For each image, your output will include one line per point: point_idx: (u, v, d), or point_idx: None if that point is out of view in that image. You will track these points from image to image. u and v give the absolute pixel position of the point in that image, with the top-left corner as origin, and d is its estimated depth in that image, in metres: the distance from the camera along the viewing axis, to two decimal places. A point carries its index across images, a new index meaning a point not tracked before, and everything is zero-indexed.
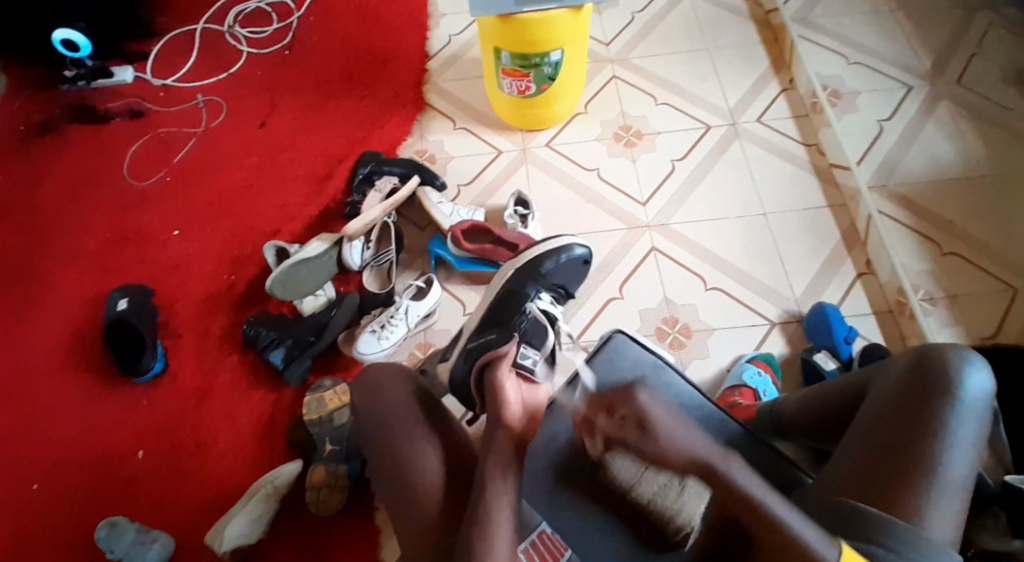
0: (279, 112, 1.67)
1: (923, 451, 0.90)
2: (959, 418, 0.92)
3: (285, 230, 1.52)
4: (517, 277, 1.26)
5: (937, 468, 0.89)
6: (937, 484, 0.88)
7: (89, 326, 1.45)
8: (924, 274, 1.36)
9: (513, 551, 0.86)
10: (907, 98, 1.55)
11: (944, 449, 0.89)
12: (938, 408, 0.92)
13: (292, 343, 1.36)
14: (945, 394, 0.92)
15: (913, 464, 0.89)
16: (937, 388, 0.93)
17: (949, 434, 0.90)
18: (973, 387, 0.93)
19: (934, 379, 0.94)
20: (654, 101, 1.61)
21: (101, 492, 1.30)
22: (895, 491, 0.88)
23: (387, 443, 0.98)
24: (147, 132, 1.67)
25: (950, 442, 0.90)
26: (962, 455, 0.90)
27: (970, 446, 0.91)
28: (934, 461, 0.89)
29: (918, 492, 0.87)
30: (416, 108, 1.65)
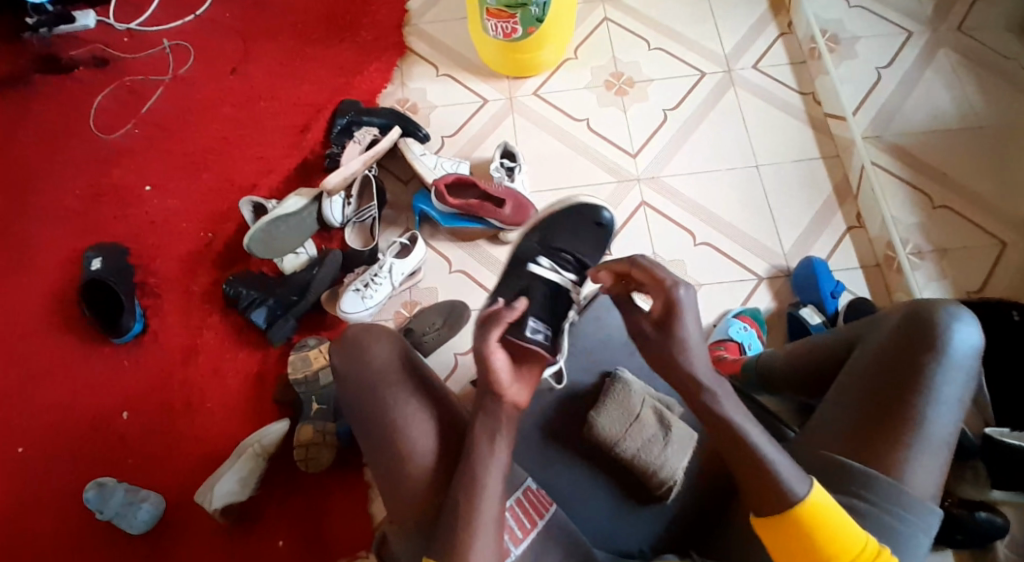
0: (252, 58, 1.59)
1: (909, 405, 0.88)
2: (946, 373, 0.89)
3: (263, 184, 1.47)
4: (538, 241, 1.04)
5: (923, 423, 0.87)
6: (922, 438, 0.87)
7: (66, 286, 1.42)
8: (914, 228, 1.34)
9: (488, 528, 0.82)
10: (907, 44, 1.50)
11: (930, 404, 0.88)
12: (926, 364, 0.89)
13: (275, 303, 1.34)
14: (933, 348, 0.90)
15: (899, 419, 0.88)
16: (926, 343, 0.91)
17: (936, 389, 0.88)
18: (962, 342, 0.91)
19: (922, 334, 0.91)
20: (646, 46, 1.55)
21: (89, 454, 1.29)
22: (880, 446, 0.87)
23: (372, 410, 0.95)
24: (113, 80, 1.59)
25: (937, 397, 0.88)
26: (948, 410, 0.88)
27: (958, 401, 0.89)
28: (920, 417, 0.87)
29: (903, 446, 0.86)
30: (396, 53, 1.58)
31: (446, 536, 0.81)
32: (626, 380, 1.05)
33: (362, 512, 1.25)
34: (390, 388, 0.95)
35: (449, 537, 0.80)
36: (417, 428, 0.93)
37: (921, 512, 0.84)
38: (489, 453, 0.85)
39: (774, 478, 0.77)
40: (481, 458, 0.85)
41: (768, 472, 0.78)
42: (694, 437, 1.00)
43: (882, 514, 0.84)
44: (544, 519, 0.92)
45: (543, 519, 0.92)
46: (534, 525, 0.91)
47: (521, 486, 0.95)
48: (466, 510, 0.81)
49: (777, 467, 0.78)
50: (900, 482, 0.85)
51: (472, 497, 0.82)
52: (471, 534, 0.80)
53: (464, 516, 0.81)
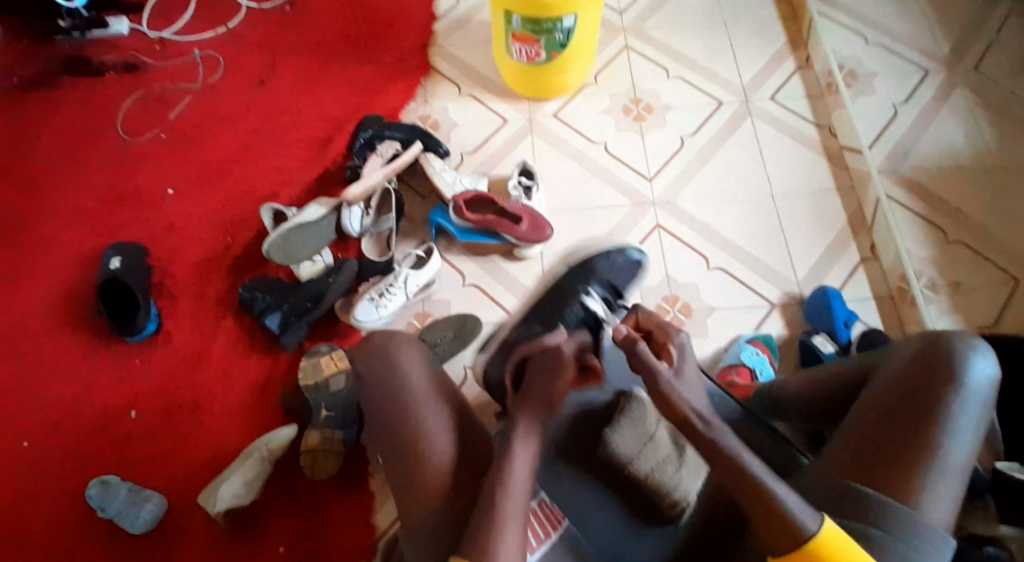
0: (279, 71, 1.63)
1: (926, 434, 0.88)
2: (963, 404, 0.89)
3: (283, 193, 1.49)
4: (572, 275, 1.25)
5: (940, 452, 0.86)
6: (939, 467, 0.86)
7: (83, 284, 1.43)
8: (928, 262, 1.35)
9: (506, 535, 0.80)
10: (923, 81, 1.52)
11: (946, 433, 0.87)
12: (942, 394, 0.89)
13: (288, 309, 1.35)
14: (950, 379, 0.90)
15: (915, 447, 0.87)
16: (942, 374, 0.91)
17: (952, 420, 0.88)
18: (978, 375, 0.91)
19: (938, 365, 0.92)
20: (665, 75, 1.58)
21: (94, 450, 1.29)
22: (896, 473, 0.86)
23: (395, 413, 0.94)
24: (143, 87, 1.63)
25: (953, 427, 0.88)
26: (964, 441, 0.87)
27: (973, 433, 0.88)
28: (935, 446, 0.87)
29: (919, 475, 0.85)
30: (420, 72, 1.62)
31: (470, 536, 0.80)
32: (639, 399, 1.05)
33: (364, 523, 1.24)
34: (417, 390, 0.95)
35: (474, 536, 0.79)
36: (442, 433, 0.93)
37: (936, 542, 0.83)
38: (516, 462, 0.86)
39: (792, 518, 0.74)
40: (508, 460, 0.86)
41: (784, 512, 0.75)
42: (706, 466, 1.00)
43: (895, 542, 0.82)
44: (558, 532, 0.93)
45: (558, 530, 0.92)
46: (548, 536, 0.92)
47: (536, 498, 0.96)
48: (494, 513, 0.81)
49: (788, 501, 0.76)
50: (916, 510, 0.84)
51: (497, 507, 0.81)
52: (495, 537, 0.79)
53: (491, 517, 0.80)
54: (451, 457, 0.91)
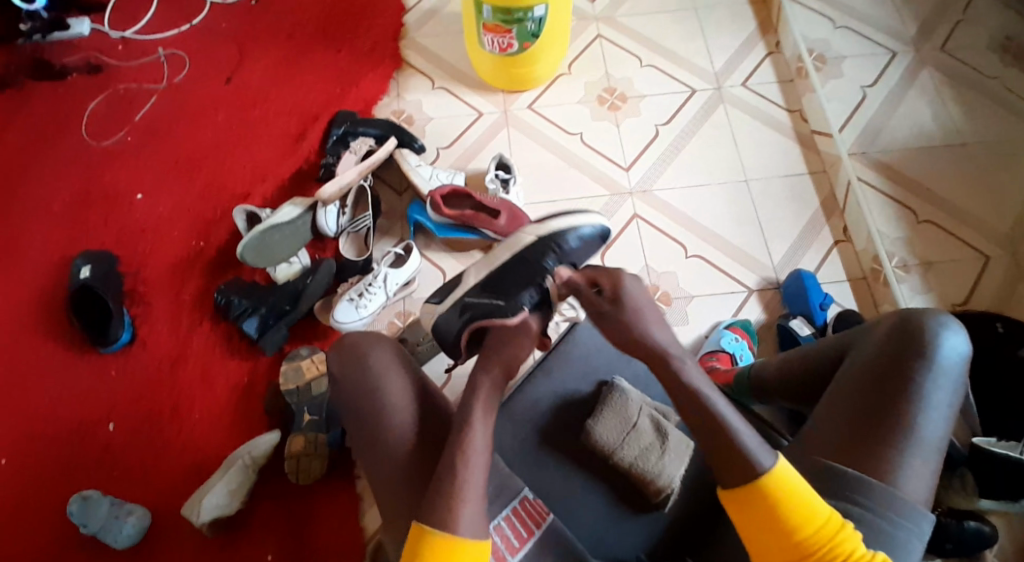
0: (247, 67, 1.60)
1: (900, 411, 0.89)
2: (936, 379, 0.90)
3: (256, 193, 1.47)
4: (535, 247, 1.02)
5: (915, 429, 0.88)
6: (915, 444, 0.87)
7: (53, 293, 1.40)
8: (900, 242, 1.37)
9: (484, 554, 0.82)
10: (892, 63, 1.54)
11: (921, 410, 0.89)
12: (915, 371, 0.90)
13: (267, 311, 1.33)
14: (923, 355, 0.91)
15: (891, 425, 0.88)
16: (916, 349, 0.92)
17: (926, 396, 0.89)
18: (949, 349, 0.92)
19: (911, 341, 0.92)
20: (638, 62, 1.58)
21: (72, 464, 1.26)
22: (874, 451, 0.88)
23: (373, 414, 0.94)
24: (106, 87, 1.58)
25: (926, 402, 0.89)
26: (938, 416, 0.89)
27: (948, 409, 0.90)
28: (911, 423, 0.88)
29: (897, 453, 0.87)
30: (392, 65, 1.59)
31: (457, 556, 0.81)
32: (623, 388, 1.04)
33: (354, 525, 1.23)
34: (388, 385, 0.96)
35: (438, 516, 0.81)
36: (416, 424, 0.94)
37: (916, 516, 0.85)
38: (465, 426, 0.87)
39: (744, 453, 0.81)
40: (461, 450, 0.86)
41: (737, 446, 0.81)
42: (690, 445, 1.00)
43: (878, 520, 0.84)
44: (542, 529, 0.92)
45: (542, 527, 0.92)
46: (531, 534, 0.92)
47: (519, 497, 0.95)
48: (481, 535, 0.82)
49: (746, 442, 0.82)
50: (895, 487, 0.86)
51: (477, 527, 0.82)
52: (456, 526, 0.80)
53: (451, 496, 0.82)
54: (420, 448, 0.93)
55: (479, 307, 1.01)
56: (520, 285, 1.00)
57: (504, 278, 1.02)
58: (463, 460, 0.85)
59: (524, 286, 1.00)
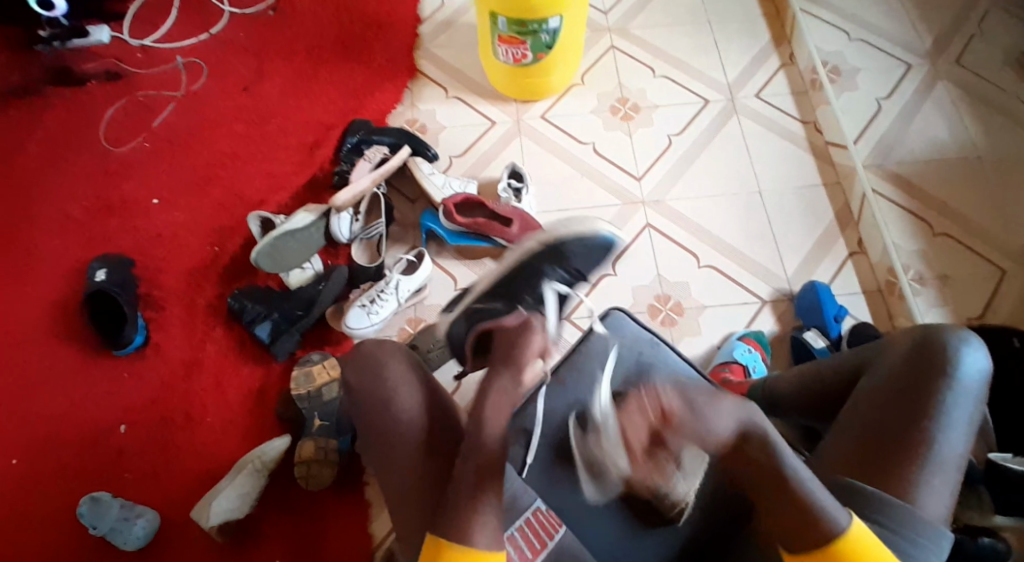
0: (264, 77, 1.62)
1: (920, 429, 0.88)
2: (956, 397, 0.89)
3: (271, 200, 1.48)
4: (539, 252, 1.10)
5: (936, 446, 0.87)
6: (934, 462, 0.86)
7: (69, 297, 1.41)
8: (915, 255, 1.36)
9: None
10: (906, 77, 1.54)
11: (941, 427, 0.87)
12: (935, 388, 0.89)
13: (279, 316, 1.34)
14: (943, 372, 0.90)
15: (910, 441, 0.87)
16: (934, 367, 0.91)
17: (945, 413, 0.88)
18: (969, 366, 0.91)
19: (931, 358, 0.91)
20: (652, 74, 1.58)
21: (84, 466, 1.27)
22: (892, 468, 0.86)
23: (383, 421, 0.94)
24: (125, 95, 1.61)
25: (945, 420, 0.88)
26: (958, 434, 0.88)
27: (967, 426, 0.89)
28: (931, 440, 0.87)
29: (916, 470, 0.86)
30: (407, 75, 1.61)
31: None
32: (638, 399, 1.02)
33: (362, 531, 1.23)
34: (393, 386, 0.96)
35: (448, 517, 0.80)
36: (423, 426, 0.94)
37: (936, 535, 0.83)
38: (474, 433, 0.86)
39: (818, 516, 0.78)
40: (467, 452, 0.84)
41: (812, 508, 0.78)
42: (704, 458, 0.94)
43: (899, 539, 0.82)
44: (555, 540, 0.92)
45: (553, 540, 0.91)
46: (544, 546, 0.91)
47: (530, 508, 0.94)
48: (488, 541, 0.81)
49: (820, 501, 0.79)
50: (914, 505, 0.84)
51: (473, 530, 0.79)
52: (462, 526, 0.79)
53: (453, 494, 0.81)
54: (428, 454, 0.92)
55: (485, 310, 1.04)
56: (529, 285, 1.07)
57: (515, 281, 1.07)
58: (469, 464, 0.84)
59: (528, 289, 1.06)
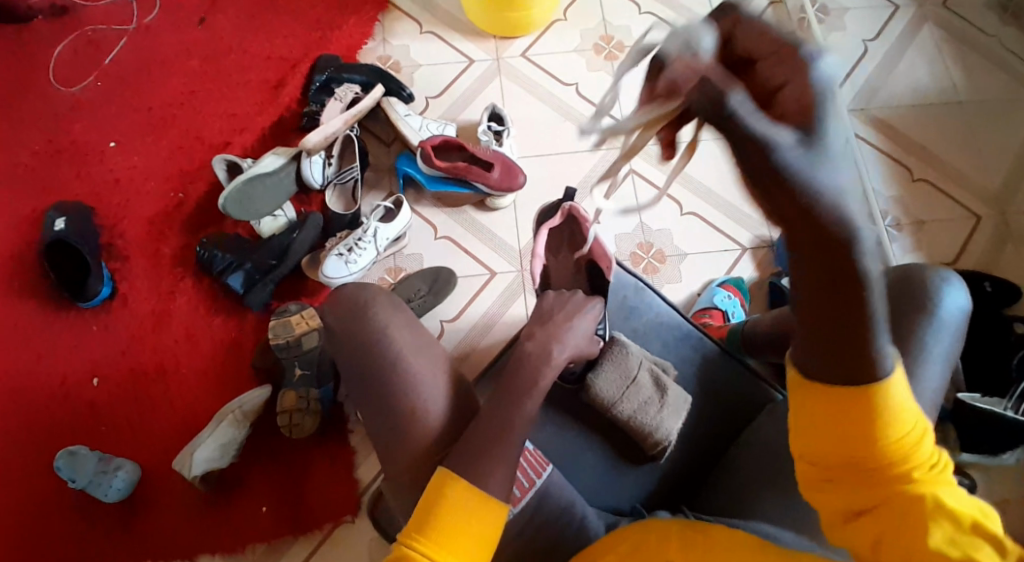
0: (222, 9, 1.51)
1: (902, 366, 0.85)
2: (938, 334, 0.87)
3: (237, 143, 1.40)
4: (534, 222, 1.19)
5: (916, 383, 0.85)
6: (914, 397, 0.85)
7: (26, 248, 1.34)
8: (893, 199, 1.37)
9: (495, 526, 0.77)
10: (894, 17, 1.51)
11: (921, 365, 0.85)
12: (918, 325, 0.87)
13: (252, 267, 1.29)
14: (927, 310, 0.88)
15: None
16: (920, 305, 0.89)
17: (926, 351, 0.86)
18: (950, 304, 0.90)
19: (915, 295, 0.90)
20: (637, 10, 1.52)
21: (55, 422, 1.24)
22: None
23: (374, 365, 0.88)
24: (72, 30, 1.49)
25: (925, 357, 0.86)
26: (936, 371, 0.86)
27: (947, 362, 0.87)
28: (911, 375, 0.85)
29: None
30: (378, 7, 1.51)
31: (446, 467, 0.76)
32: (623, 342, 1.04)
33: (347, 480, 1.22)
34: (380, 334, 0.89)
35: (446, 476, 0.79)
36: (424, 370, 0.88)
37: None
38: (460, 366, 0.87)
39: (869, 358, 0.52)
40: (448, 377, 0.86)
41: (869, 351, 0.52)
42: (688, 400, 1.00)
43: None
44: (541, 479, 0.88)
45: (541, 478, 0.88)
46: (531, 485, 0.88)
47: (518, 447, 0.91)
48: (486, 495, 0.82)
49: (882, 345, 0.52)
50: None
51: None
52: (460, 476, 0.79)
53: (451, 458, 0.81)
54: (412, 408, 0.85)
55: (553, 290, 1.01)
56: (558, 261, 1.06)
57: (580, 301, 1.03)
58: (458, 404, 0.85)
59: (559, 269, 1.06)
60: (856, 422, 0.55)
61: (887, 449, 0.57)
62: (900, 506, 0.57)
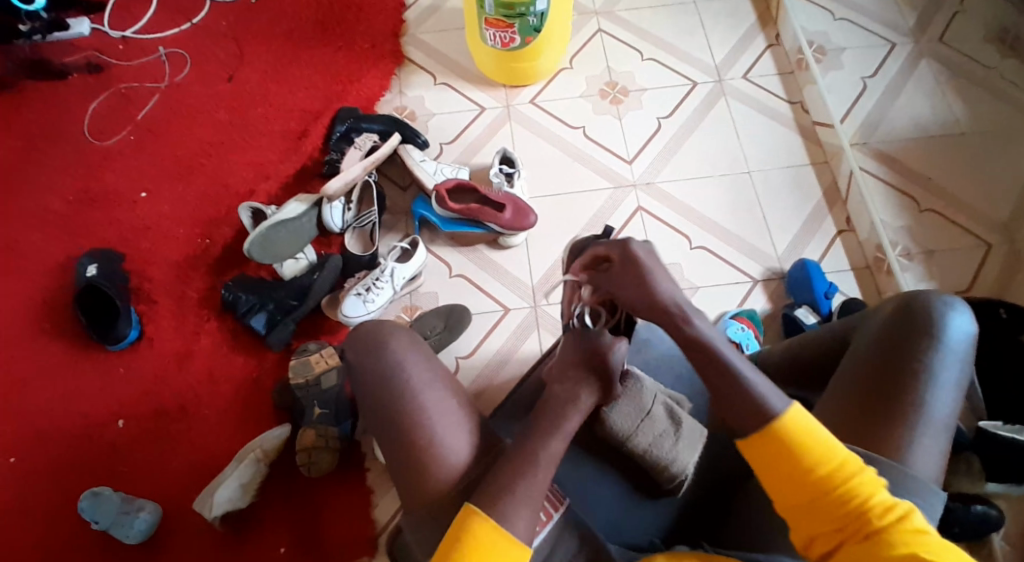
0: (248, 65, 1.60)
1: (905, 392, 0.84)
2: (942, 358, 0.85)
3: (260, 190, 1.47)
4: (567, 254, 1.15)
5: (922, 407, 0.83)
6: (921, 421, 0.83)
7: (59, 293, 1.40)
8: (901, 230, 1.38)
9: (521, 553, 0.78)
10: (890, 55, 1.55)
11: (926, 388, 0.84)
12: (919, 350, 0.86)
13: (274, 308, 1.34)
14: (927, 334, 0.86)
15: (896, 402, 0.84)
16: (920, 329, 0.87)
17: (929, 375, 0.84)
18: (954, 328, 0.87)
19: (916, 319, 0.88)
20: (640, 57, 1.59)
21: (82, 461, 1.27)
22: (880, 430, 0.83)
23: (391, 387, 0.90)
24: (108, 88, 1.58)
25: (930, 381, 0.84)
26: (944, 395, 0.84)
27: (957, 386, 0.85)
28: (916, 399, 0.83)
29: (903, 430, 0.82)
30: (394, 61, 1.60)
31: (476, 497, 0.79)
32: (638, 374, 1.00)
33: (364, 518, 1.23)
34: (399, 364, 0.91)
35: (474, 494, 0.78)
36: (446, 399, 0.90)
37: (926, 494, 0.79)
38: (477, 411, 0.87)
39: (755, 398, 0.76)
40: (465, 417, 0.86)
41: (750, 394, 0.76)
42: (702, 433, 0.99)
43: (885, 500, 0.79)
44: (559, 512, 0.88)
45: (558, 512, 0.88)
46: (550, 518, 0.87)
47: None
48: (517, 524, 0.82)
49: (755, 386, 0.77)
50: (904, 465, 0.81)
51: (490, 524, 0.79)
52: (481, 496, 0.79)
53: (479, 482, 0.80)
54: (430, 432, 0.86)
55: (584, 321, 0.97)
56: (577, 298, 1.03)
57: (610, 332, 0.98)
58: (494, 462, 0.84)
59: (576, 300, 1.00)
60: (789, 464, 0.73)
61: (836, 489, 0.71)
62: (870, 548, 0.68)
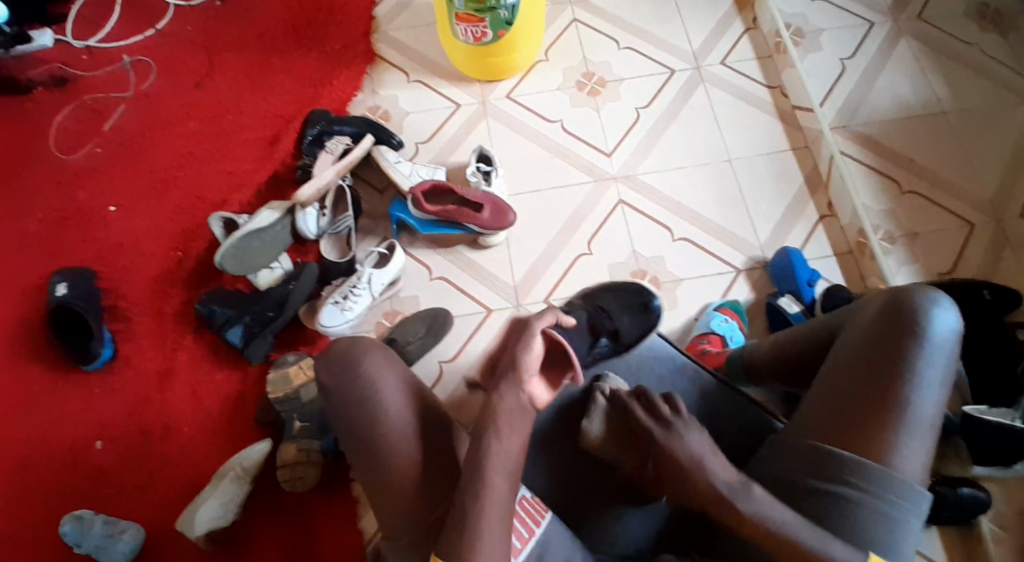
0: (216, 71, 1.56)
1: (892, 392, 0.82)
2: (927, 357, 0.83)
3: (234, 199, 1.44)
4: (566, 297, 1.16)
5: (909, 408, 0.81)
6: (908, 423, 0.81)
7: (32, 313, 1.37)
8: (884, 214, 1.36)
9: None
10: (870, 35, 1.53)
11: (913, 387, 0.82)
12: (905, 348, 0.83)
13: (251, 320, 1.31)
14: (912, 333, 0.84)
15: (882, 403, 0.82)
16: (905, 327, 0.84)
17: (915, 374, 0.82)
18: (939, 326, 0.85)
19: (900, 317, 0.85)
20: (617, 47, 1.55)
21: (61, 486, 1.24)
22: (865, 430, 0.81)
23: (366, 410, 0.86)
24: (74, 100, 1.54)
25: (916, 380, 0.82)
26: (931, 394, 0.82)
27: (941, 385, 0.83)
28: (902, 399, 0.81)
29: (891, 431, 0.80)
30: (365, 60, 1.56)
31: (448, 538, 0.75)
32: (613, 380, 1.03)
33: (352, 529, 1.21)
34: (372, 386, 0.87)
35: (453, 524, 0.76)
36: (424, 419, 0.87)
37: (910, 494, 0.79)
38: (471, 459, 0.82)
39: None
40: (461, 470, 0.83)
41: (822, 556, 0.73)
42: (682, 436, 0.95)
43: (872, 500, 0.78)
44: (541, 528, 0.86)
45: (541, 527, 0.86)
46: (531, 535, 0.85)
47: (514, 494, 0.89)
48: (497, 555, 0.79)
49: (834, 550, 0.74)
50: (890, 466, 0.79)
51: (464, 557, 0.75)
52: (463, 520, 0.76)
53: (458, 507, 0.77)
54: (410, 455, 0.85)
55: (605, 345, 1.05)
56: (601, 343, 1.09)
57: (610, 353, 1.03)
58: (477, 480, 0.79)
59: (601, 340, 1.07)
60: None
61: None
62: None
